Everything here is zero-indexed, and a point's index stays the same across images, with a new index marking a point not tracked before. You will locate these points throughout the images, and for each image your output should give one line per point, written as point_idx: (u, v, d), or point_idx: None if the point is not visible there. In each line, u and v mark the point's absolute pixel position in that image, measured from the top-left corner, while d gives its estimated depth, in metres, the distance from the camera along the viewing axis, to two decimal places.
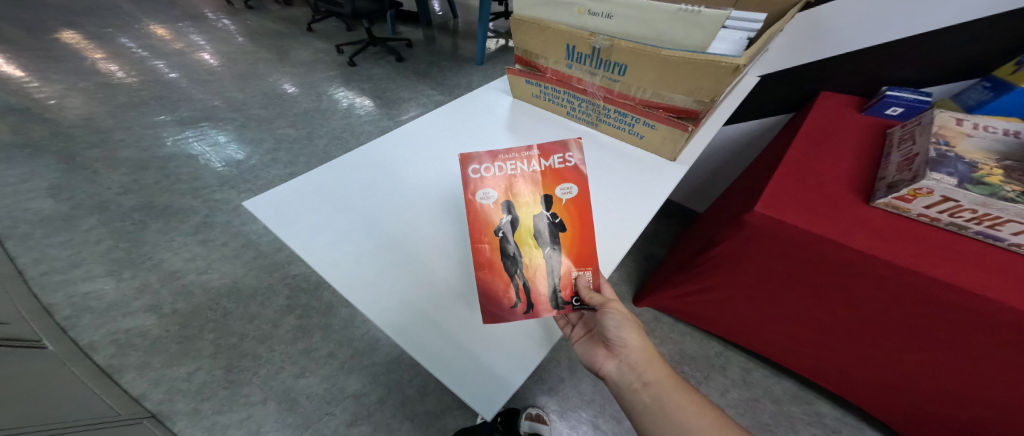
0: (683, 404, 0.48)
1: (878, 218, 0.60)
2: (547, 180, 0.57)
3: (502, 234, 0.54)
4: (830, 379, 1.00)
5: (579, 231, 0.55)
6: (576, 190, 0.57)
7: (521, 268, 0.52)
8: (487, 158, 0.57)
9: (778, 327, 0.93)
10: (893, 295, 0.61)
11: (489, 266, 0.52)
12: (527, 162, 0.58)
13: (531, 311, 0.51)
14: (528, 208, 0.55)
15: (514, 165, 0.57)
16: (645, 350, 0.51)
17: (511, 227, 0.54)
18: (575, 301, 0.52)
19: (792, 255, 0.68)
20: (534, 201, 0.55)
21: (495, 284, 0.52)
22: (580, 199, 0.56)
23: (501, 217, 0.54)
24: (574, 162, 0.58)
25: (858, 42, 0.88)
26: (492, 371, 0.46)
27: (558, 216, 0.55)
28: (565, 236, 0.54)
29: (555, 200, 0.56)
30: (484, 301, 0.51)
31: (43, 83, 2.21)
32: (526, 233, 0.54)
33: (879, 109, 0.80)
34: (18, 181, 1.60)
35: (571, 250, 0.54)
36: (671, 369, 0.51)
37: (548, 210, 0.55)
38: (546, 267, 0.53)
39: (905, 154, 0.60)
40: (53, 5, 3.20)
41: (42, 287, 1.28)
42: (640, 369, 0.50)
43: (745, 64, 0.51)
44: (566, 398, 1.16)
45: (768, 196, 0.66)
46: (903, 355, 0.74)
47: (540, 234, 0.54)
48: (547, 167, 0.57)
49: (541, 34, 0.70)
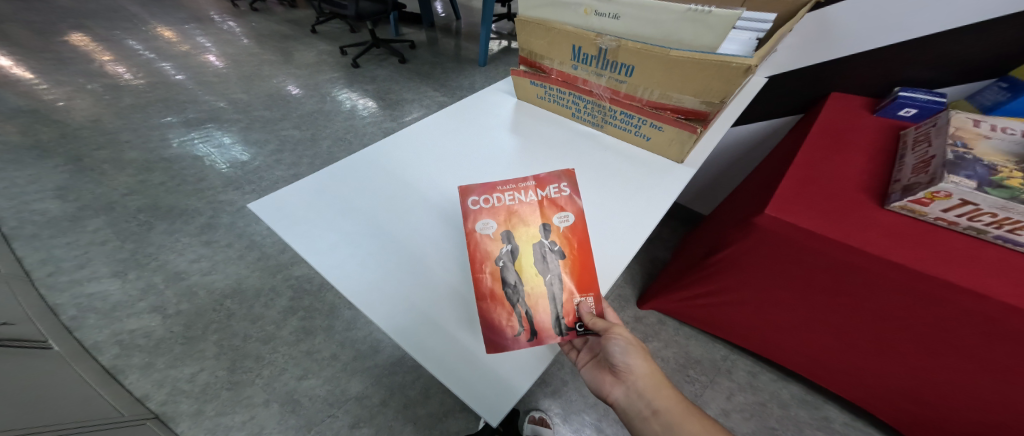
0: (694, 432, 0.48)
1: (892, 222, 0.59)
2: (545, 209, 0.57)
3: (502, 264, 0.52)
4: (841, 385, 0.98)
5: (579, 257, 0.54)
6: (573, 218, 0.57)
7: (523, 296, 0.51)
8: (484, 190, 0.58)
9: (787, 332, 0.91)
10: (909, 301, 0.59)
11: (490, 295, 0.51)
12: (524, 193, 0.59)
13: (535, 339, 0.48)
14: (527, 237, 0.54)
15: (513, 196, 0.58)
16: (653, 376, 0.52)
17: (511, 257, 0.53)
18: (579, 327, 0.50)
19: (803, 259, 0.67)
20: (533, 230, 0.55)
21: (496, 313, 0.50)
22: (579, 226, 0.56)
23: (500, 247, 0.53)
24: (569, 192, 0.59)
25: (869, 43, 0.86)
26: (497, 377, 0.46)
27: (557, 243, 0.55)
28: (565, 262, 0.53)
29: (554, 228, 0.56)
30: (485, 330, 0.49)
31: (52, 84, 2.24)
32: (526, 260, 0.53)
33: (891, 110, 0.78)
34: (26, 182, 1.61)
35: (573, 275, 0.53)
36: (681, 396, 0.51)
37: (548, 238, 0.55)
38: (549, 294, 0.51)
39: (920, 156, 0.59)
40: (63, 8, 3.24)
41: (49, 287, 1.28)
42: (647, 396, 0.51)
43: (757, 65, 0.50)
44: (569, 401, 1.15)
45: (778, 199, 0.65)
46: (918, 362, 0.72)
47: (541, 261, 0.53)
48: (543, 197, 0.58)
49: (546, 35, 0.69)
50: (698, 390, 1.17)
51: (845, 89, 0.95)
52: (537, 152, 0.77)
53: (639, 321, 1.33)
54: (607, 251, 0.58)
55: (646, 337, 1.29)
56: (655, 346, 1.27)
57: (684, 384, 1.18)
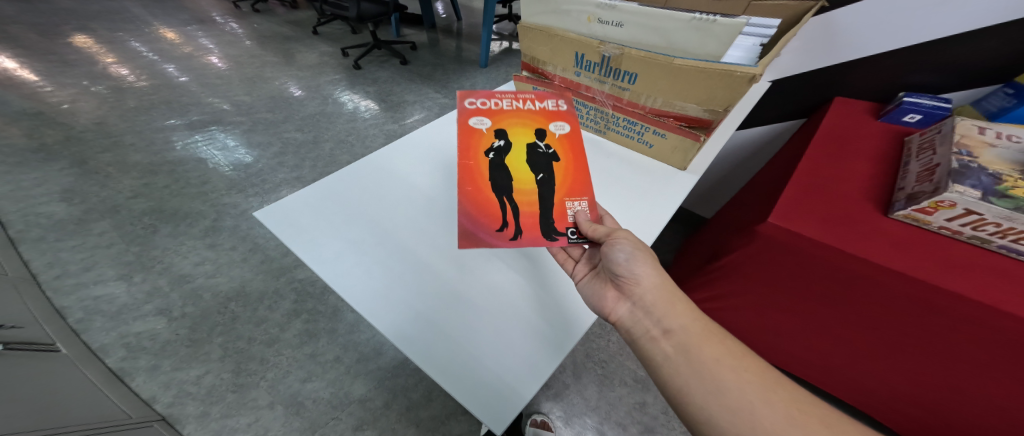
0: (715, 355, 0.42)
1: (895, 230, 0.59)
2: (542, 118, 0.69)
3: (497, 156, 0.62)
4: (845, 391, 0.98)
5: (570, 161, 0.63)
6: (567, 128, 0.68)
7: (512, 192, 0.58)
8: (490, 98, 0.72)
9: (790, 338, 0.91)
10: (912, 309, 0.59)
11: (482, 182, 0.59)
12: (524, 104, 0.71)
13: (518, 237, 0.53)
14: (523, 138, 0.65)
15: (513, 104, 0.71)
16: (662, 292, 0.47)
17: (506, 152, 0.63)
18: (570, 232, 0.54)
19: (806, 266, 0.67)
20: (529, 133, 0.66)
21: (485, 202, 0.57)
22: (572, 135, 0.67)
23: (496, 142, 0.64)
24: (566, 107, 0.72)
25: (873, 48, 0.86)
26: (502, 383, 0.43)
27: (551, 148, 0.64)
28: (556, 164, 0.62)
29: (549, 134, 0.66)
30: (474, 217, 0.56)
31: (56, 87, 2.25)
32: (523, 165, 0.62)
33: (896, 116, 0.78)
34: (32, 186, 1.63)
35: (564, 183, 0.60)
36: (697, 317, 0.46)
37: (543, 142, 0.65)
38: (537, 193, 0.58)
39: (925, 164, 0.59)
40: (66, 9, 3.25)
41: (55, 290, 1.30)
42: (655, 312, 0.46)
43: (762, 74, 0.49)
44: (571, 403, 1.15)
45: (780, 206, 0.65)
46: (921, 369, 0.72)
47: (535, 163, 0.62)
48: (541, 108, 0.71)
49: (549, 42, 0.69)
50: None
51: (849, 93, 0.95)
52: None
53: None
54: None
55: None
56: None
57: None
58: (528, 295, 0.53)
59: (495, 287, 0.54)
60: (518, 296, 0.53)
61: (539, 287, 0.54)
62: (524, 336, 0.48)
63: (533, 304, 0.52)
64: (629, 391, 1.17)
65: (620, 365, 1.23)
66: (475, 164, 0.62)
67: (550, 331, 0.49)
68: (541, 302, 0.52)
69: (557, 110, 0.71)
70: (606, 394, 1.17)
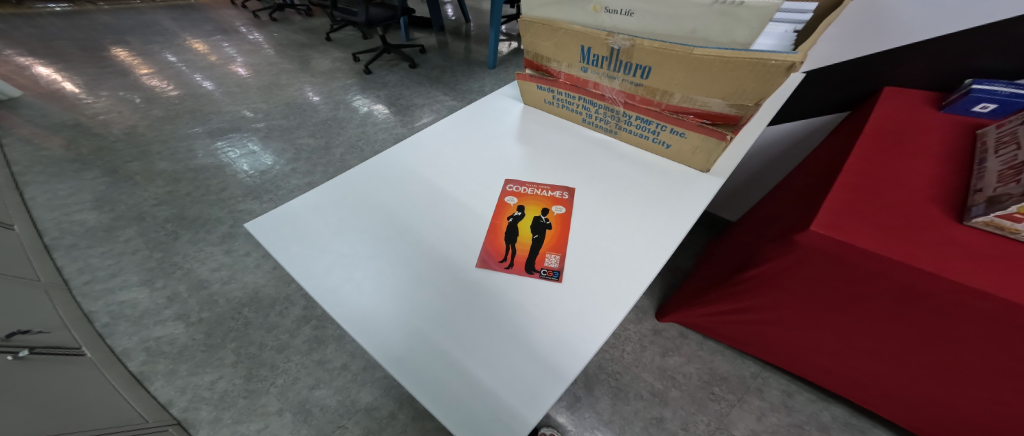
0: None
1: (976, 240, 0.50)
2: (546, 201, 0.64)
3: (504, 214, 0.62)
4: (897, 412, 0.87)
5: (560, 234, 0.58)
6: (563, 209, 0.62)
7: (515, 228, 0.60)
8: (519, 182, 0.69)
9: (832, 353, 0.82)
10: (991, 331, 0.50)
11: (491, 223, 0.61)
12: (540, 191, 0.67)
13: (513, 266, 0.53)
14: (530, 209, 0.63)
15: (532, 189, 0.67)
16: None
17: (513, 211, 0.62)
18: (544, 271, 0.52)
19: (857, 280, 0.58)
20: (535, 207, 0.63)
21: (490, 241, 0.58)
22: (568, 217, 0.61)
23: (508, 200, 0.65)
24: (568, 197, 0.65)
25: (929, 30, 0.75)
26: (503, 407, 0.38)
27: (548, 221, 0.60)
28: (548, 233, 0.58)
29: (550, 213, 0.62)
30: (483, 253, 0.56)
31: (93, 98, 2.39)
32: (523, 225, 0.60)
33: (965, 105, 0.68)
34: (66, 195, 1.72)
35: (553, 241, 0.57)
36: None
37: (544, 217, 0.61)
38: (534, 235, 0.58)
39: (1007, 160, 0.50)
40: (104, 25, 3.47)
41: (85, 295, 1.36)
42: None
43: (801, 62, 0.43)
44: (583, 417, 1.08)
45: (825, 213, 0.57)
46: (998, 395, 0.62)
47: (535, 227, 0.59)
48: (550, 195, 0.65)
49: (553, 36, 0.64)
50: (724, 409, 1.08)
51: (899, 82, 0.84)
52: (543, 163, 0.73)
53: (658, 334, 1.26)
54: (621, 264, 0.53)
55: (665, 351, 1.21)
56: (676, 361, 1.19)
57: (708, 402, 1.10)
58: (531, 310, 0.48)
59: (495, 304, 0.49)
60: (519, 312, 0.48)
61: (544, 302, 0.48)
62: (527, 355, 0.43)
63: (537, 319, 0.47)
64: (645, 406, 1.10)
65: (635, 377, 1.16)
66: (496, 217, 0.62)
67: (557, 350, 0.43)
68: (548, 317, 0.47)
69: (560, 200, 0.64)
70: (621, 408, 1.10)
